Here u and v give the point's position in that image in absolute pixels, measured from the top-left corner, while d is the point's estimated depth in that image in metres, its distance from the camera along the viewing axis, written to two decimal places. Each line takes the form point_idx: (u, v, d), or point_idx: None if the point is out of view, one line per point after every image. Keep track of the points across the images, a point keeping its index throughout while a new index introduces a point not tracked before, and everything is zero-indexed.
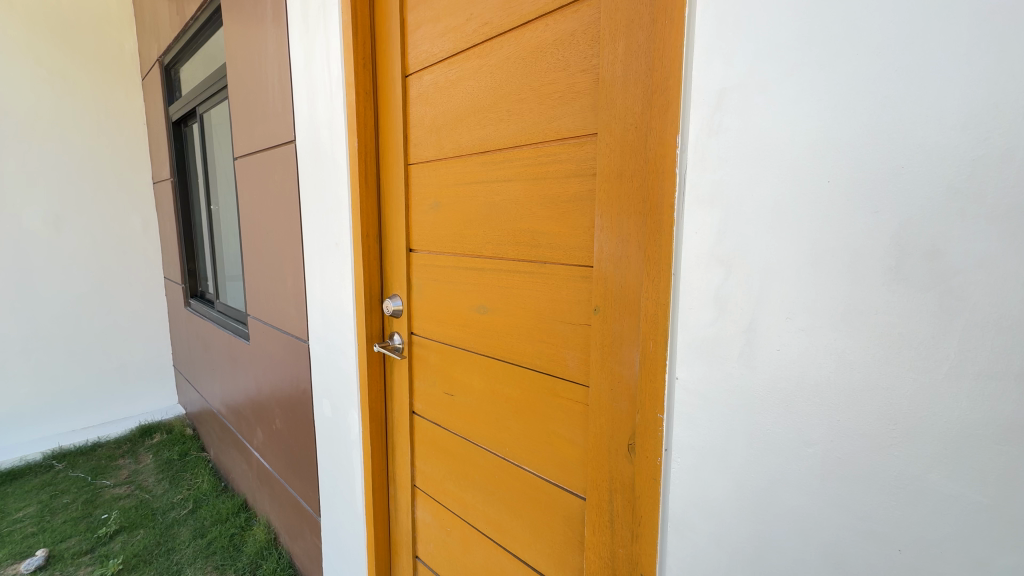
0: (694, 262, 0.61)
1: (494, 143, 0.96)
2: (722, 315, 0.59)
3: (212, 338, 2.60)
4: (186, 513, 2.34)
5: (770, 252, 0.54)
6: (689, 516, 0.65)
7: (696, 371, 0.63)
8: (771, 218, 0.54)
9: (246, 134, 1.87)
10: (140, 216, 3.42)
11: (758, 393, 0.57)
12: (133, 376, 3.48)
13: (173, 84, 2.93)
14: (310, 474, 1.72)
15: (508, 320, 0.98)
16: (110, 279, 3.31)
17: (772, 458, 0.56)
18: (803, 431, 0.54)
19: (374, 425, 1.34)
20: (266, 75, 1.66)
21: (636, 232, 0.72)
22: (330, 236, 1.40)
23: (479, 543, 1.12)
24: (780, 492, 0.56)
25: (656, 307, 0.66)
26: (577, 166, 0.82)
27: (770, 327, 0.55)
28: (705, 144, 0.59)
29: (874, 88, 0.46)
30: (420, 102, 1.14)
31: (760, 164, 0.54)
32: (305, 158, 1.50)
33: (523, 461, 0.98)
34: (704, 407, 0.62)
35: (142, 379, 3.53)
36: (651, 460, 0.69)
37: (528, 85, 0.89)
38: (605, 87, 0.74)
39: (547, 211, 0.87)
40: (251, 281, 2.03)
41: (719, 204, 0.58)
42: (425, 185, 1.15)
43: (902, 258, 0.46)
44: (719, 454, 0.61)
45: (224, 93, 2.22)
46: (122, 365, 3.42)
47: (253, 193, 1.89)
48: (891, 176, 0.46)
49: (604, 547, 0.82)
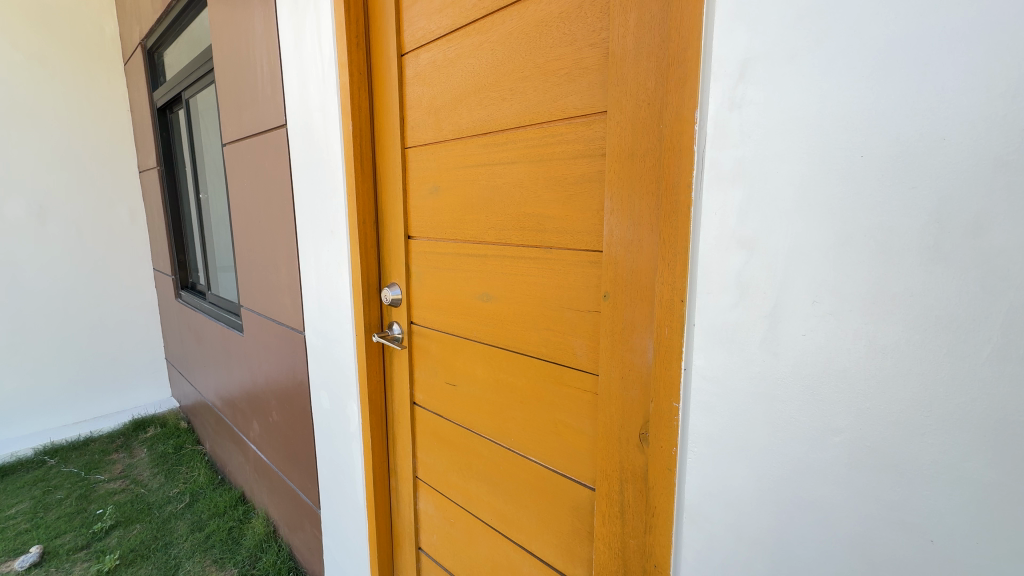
0: (713, 244, 0.58)
1: (496, 124, 0.92)
2: (743, 300, 0.57)
3: (204, 329, 2.55)
4: (183, 507, 2.31)
5: (795, 233, 0.52)
6: (706, 508, 0.64)
7: (715, 358, 0.60)
8: (798, 197, 0.51)
9: (234, 119, 1.81)
10: (126, 204, 3.33)
11: (781, 378, 0.55)
12: (124, 369, 3.42)
13: (157, 69, 2.84)
14: (309, 467, 1.69)
15: (514, 308, 0.95)
16: (96, 271, 3.23)
17: (796, 447, 0.54)
18: (828, 418, 0.52)
19: (374, 417, 1.32)
20: (254, 58, 1.61)
21: (648, 215, 0.69)
22: (325, 222, 1.36)
23: (483, 535, 1.11)
24: (803, 481, 0.54)
25: (671, 293, 0.64)
26: (584, 146, 0.78)
27: (794, 311, 0.53)
28: (726, 118, 0.56)
29: (913, 54, 0.43)
30: (417, 82, 1.09)
31: (787, 136, 0.51)
32: (297, 142, 1.44)
33: (529, 451, 0.96)
34: (722, 396, 0.60)
35: (134, 373, 3.47)
36: (665, 450, 0.67)
37: (532, 61, 0.85)
38: (615, 62, 0.71)
39: (553, 193, 0.84)
40: (242, 272, 1.99)
41: (741, 182, 0.55)
42: (424, 168, 1.11)
43: (942, 235, 0.43)
44: (738, 443, 0.59)
45: (210, 77, 2.15)
46: (113, 359, 3.36)
47: (242, 179, 1.84)
48: (931, 148, 0.43)
49: (615, 538, 0.81)
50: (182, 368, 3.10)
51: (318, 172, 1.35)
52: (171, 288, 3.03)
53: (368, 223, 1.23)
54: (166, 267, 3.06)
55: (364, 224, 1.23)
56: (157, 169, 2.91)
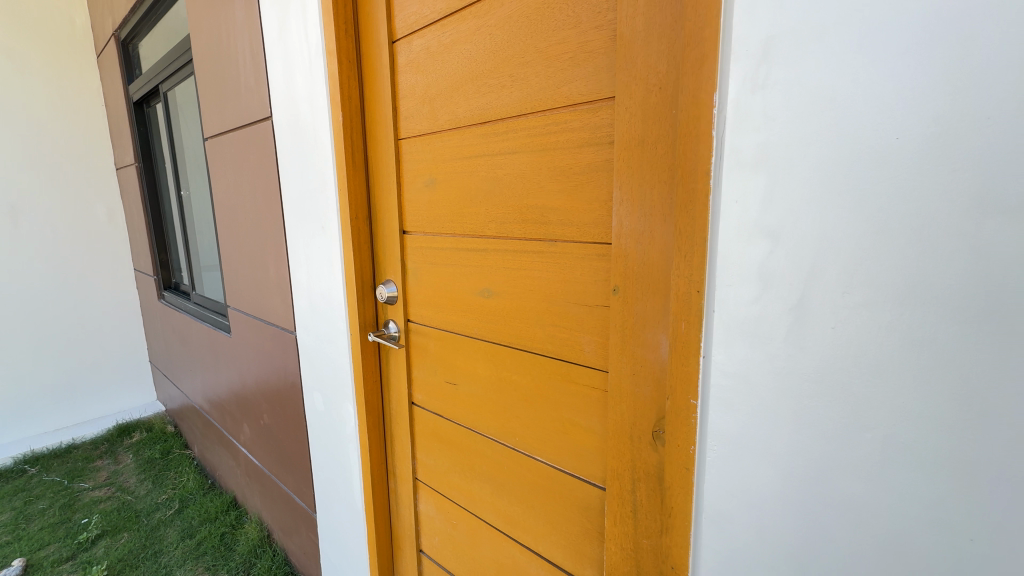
0: (734, 234, 0.56)
1: (496, 112, 0.89)
2: (767, 292, 0.54)
3: (189, 331, 2.47)
4: (172, 514, 2.25)
5: (824, 221, 0.49)
6: (727, 508, 0.61)
7: (736, 353, 0.58)
8: (826, 183, 0.48)
9: (216, 111, 1.74)
10: (104, 203, 3.22)
11: (808, 373, 0.52)
12: (105, 372, 3.32)
13: (132, 61, 2.73)
14: (303, 470, 1.65)
15: (517, 303, 0.92)
16: (74, 272, 3.12)
17: (824, 444, 0.52)
18: (859, 414, 0.49)
19: (371, 418, 1.28)
20: (236, 48, 1.54)
21: (661, 204, 0.67)
22: (316, 219, 1.31)
23: (488, 536, 1.08)
24: (832, 479, 0.52)
25: (689, 286, 0.61)
26: (590, 134, 0.75)
27: (822, 303, 0.50)
28: (747, 101, 0.53)
29: (955, 28, 0.41)
30: (410, 70, 1.05)
31: (816, 119, 0.48)
32: (283, 135, 1.38)
33: (535, 450, 0.94)
34: (744, 392, 0.58)
35: (116, 377, 3.37)
36: (682, 449, 0.65)
37: (533, 46, 0.81)
38: (624, 45, 0.67)
39: (557, 184, 0.81)
40: (228, 271, 1.92)
41: (765, 168, 0.52)
42: (418, 160, 1.07)
43: (984, 221, 0.41)
44: (762, 441, 0.57)
45: (189, 69, 2.06)
46: (94, 363, 3.26)
47: (226, 175, 1.77)
48: (975, 128, 0.41)
49: (627, 538, 0.79)
50: (167, 370, 3.02)
51: (307, 166, 1.30)
52: (153, 289, 2.94)
53: (361, 219, 1.19)
54: (148, 268, 2.96)
55: (357, 220, 1.18)
56: (135, 165, 2.80)
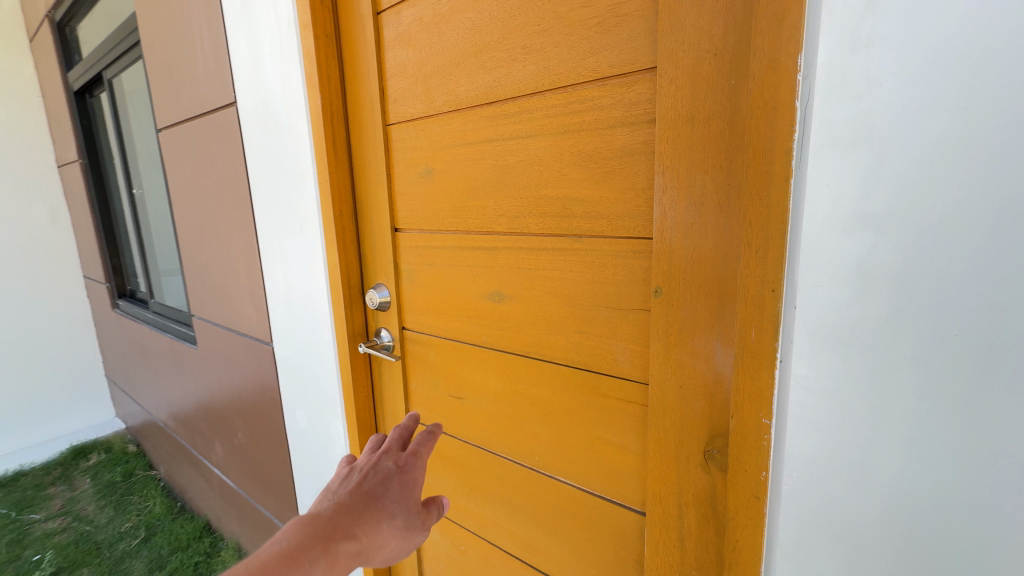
0: (824, 225, 0.47)
1: (505, 91, 0.77)
2: (867, 293, 0.45)
3: (149, 342, 2.26)
4: (138, 544, 2.05)
5: (946, 206, 0.40)
6: (808, 541, 0.53)
7: (823, 365, 0.49)
8: (953, 160, 0.40)
9: (170, 99, 1.55)
10: (45, 204, 2.92)
11: (919, 388, 0.44)
12: (56, 389, 3.04)
13: (70, 46, 2.46)
14: (287, 493, 1.50)
15: (534, 308, 0.81)
16: (15, 282, 2.83)
17: (939, 472, 0.44)
18: (988, 438, 0.41)
19: (363, 437, 1.15)
20: (191, 25, 1.36)
21: (717, 192, 0.57)
22: (292, 218, 1.16)
23: (502, 563, 0.98)
24: (948, 513, 0.44)
25: (760, 287, 0.52)
26: (625, 112, 0.65)
27: (943, 306, 0.42)
28: (844, 62, 0.43)
29: None
30: (399, 45, 0.92)
31: (943, 79, 0.39)
32: (250, 124, 1.23)
33: (558, 471, 0.84)
34: (833, 409, 0.49)
35: (68, 394, 3.10)
36: (750, 474, 0.56)
37: (552, 11, 0.70)
38: (670, 4, 0.57)
39: (583, 171, 0.71)
40: (192, 277, 1.74)
41: (868, 144, 0.43)
42: (412, 148, 0.94)
43: None
44: (855, 466, 0.49)
45: (136, 52, 1.85)
46: (42, 380, 2.98)
47: (185, 170, 1.59)
48: None
49: (672, 570, 0.70)
50: (126, 385, 2.78)
51: (281, 158, 1.15)
52: (106, 298, 2.69)
53: (346, 216, 1.06)
54: (99, 274, 2.71)
55: (341, 218, 1.05)
56: (79, 162, 2.54)
